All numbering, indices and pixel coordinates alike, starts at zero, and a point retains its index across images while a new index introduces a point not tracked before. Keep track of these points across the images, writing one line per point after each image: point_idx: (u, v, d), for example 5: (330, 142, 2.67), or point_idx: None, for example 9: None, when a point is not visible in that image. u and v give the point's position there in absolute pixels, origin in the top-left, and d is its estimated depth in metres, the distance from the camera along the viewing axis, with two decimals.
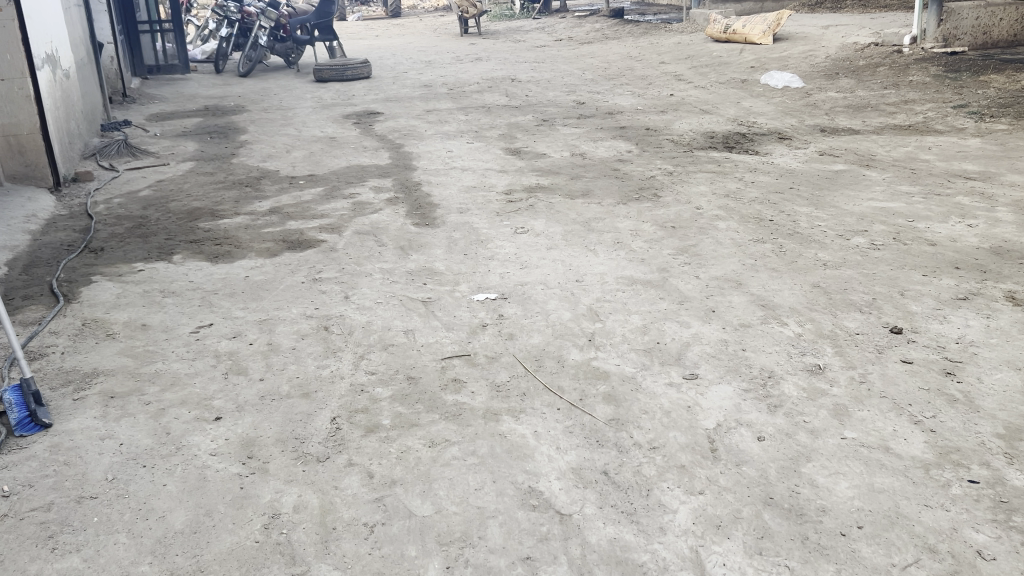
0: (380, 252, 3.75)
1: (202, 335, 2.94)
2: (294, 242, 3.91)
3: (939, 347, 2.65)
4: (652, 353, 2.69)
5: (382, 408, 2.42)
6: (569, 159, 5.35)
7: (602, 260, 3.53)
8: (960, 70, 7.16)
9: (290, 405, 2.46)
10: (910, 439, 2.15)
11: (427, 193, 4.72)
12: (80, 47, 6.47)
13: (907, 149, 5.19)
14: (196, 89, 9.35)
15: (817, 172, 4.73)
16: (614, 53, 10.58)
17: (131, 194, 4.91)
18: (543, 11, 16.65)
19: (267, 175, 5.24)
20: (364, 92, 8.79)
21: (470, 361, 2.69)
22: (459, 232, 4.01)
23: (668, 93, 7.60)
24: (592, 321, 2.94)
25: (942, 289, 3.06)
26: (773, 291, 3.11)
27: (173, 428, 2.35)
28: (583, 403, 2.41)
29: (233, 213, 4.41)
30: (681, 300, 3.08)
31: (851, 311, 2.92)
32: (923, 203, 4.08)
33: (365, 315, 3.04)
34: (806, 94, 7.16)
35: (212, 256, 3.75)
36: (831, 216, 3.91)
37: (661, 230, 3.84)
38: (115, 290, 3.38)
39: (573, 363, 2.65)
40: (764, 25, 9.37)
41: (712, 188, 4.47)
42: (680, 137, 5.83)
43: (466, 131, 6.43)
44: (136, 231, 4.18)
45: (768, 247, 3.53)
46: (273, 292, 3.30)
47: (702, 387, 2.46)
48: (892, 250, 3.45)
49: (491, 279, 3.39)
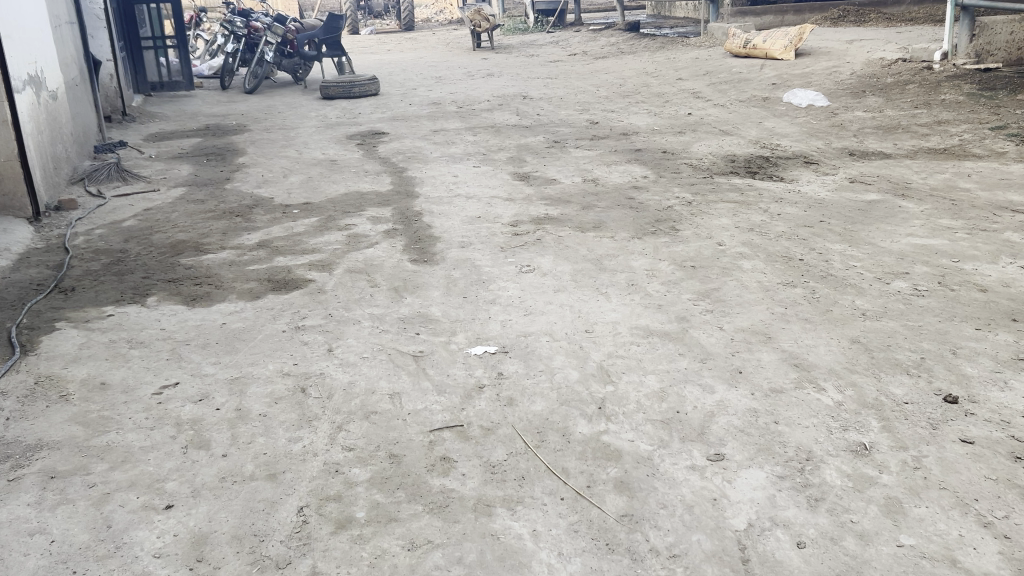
0: (372, 294, 3.43)
1: (165, 397, 2.62)
2: (280, 282, 3.59)
3: (1002, 422, 2.29)
4: (670, 427, 2.34)
5: (358, 495, 2.10)
6: (581, 185, 5.02)
7: (615, 306, 3.19)
8: (997, 88, 6.77)
9: (253, 489, 2.14)
10: (981, 548, 1.80)
11: (428, 224, 4.40)
12: (71, 67, 6.18)
13: (945, 176, 4.82)
14: (198, 107, 9.09)
15: (848, 203, 4.38)
16: (630, 68, 10.29)
17: (114, 224, 4.62)
18: (558, 24, 16.41)
19: (260, 203, 4.94)
20: (370, 110, 8.50)
21: (462, 434, 2.35)
22: (459, 271, 3.68)
23: (685, 112, 7.26)
24: (603, 383, 2.60)
25: (1000, 347, 2.70)
26: (807, 348, 2.76)
27: (115, 519, 2.03)
28: (590, 491, 2.08)
29: (218, 247, 4.11)
30: (703, 357, 2.74)
31: (896, 373, 2.57)
32: (969, 240, 3.72)
33: (348, 373, 2.72)
34: (832, 114, 6.82)
35: (190, 297, 3.45)
36: (866, 255, 3.57)
37: (680, 270, 3.51)
38: (78, 339, 3.07)
39: (580, 438, 2.31)
40: (786, 39, 9.02)
41: (734, 220, 4.14)
42: (699, 161, 5.50)
43: (473, 154, 6.12)
44: (112, 267, 3.88)
45: (799, 293, 3.19)
46: (250, 343, 2.98)
47: (730, 472, 2.13)
48: (938, 297, 3.09)
49: (491, 328, 3.06)
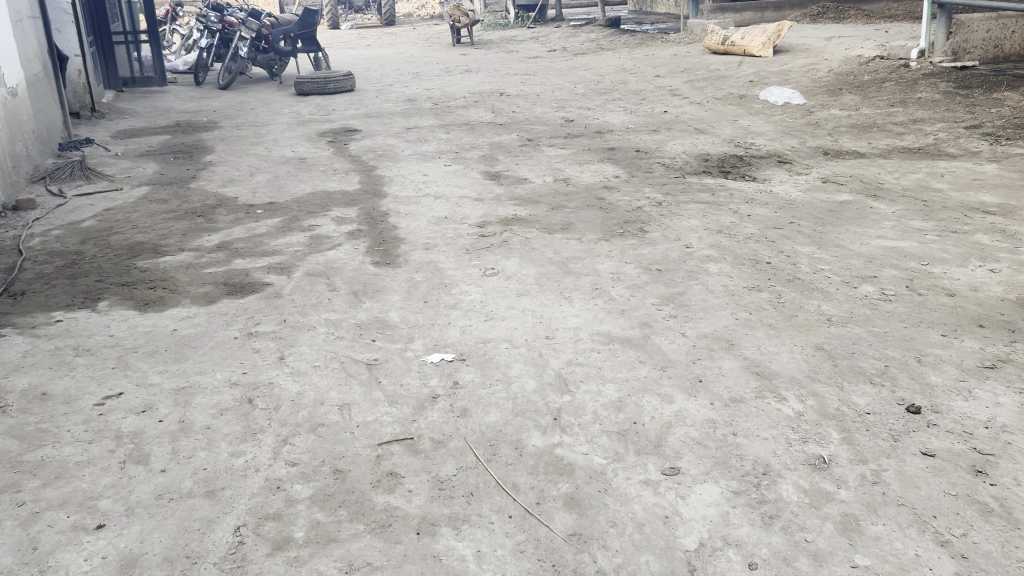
0: (330, 298, 3.34)
1: (107, 408, 2.52)
2: (237, 286, 3.50)
3: (964, 433, 2.23)
4: (626, 440, 2.27)
5: (299, 513, 2.02)
6: (551, 185, 4.94)
7: (578, 311, 3.12)
8: (972, 86, 6.74)
9: (189, 507, 2.05)
10: (937, 569, 1.74)
11: (393, 225, 4.31)
12: (34, 64, 6.03)
13: (918, 176, 4.78)
14: (170, 103, 8.96)
15: (819, 204, 4.32)
16: (609, 65, 10.21)
17: (72, 225, 4.51)
18: (539, 20, 16.33)
19: (223, 203, 4.84)
20: (344, 107, 8.38)
21: (411, 448, 2.28)
22: (422, 274, 3.60)
23: (661, 110, 7.20)
24: (560, 392, 2.53)
25: (966, 354, 2.65)
26: (770, 355, 2.70)
27: (42, 541, 1.94)
28: (539, 508, 2.00)
29: (176, 249, 4.01)
30: (664, 365, 2.67)
31: (860, 382, 2.51)
32: (939, 242, 3.67)
33: (298, 383, 2.63)
34: (808, 112, 6.77)
35: (143, 302, 3.35)
36: (835, 257, 3.52)
37: (646, 273, 3.44)
38: (22, 346, 2.96)
39: (532, 452, 2.24)
40: (764, 36, 8.98)
41: (704, 221, 4.08)
42: (672, 160, 5.44)
43: (445, 152, 6.03)
44: (65, 270, 3.77)
45: (765, 297, 3.13)
46: (200, 351, 2.89)
47: (684, 487, 2.06)
48: (905, 302, 3.04)
49: (450, 335, 2.98)
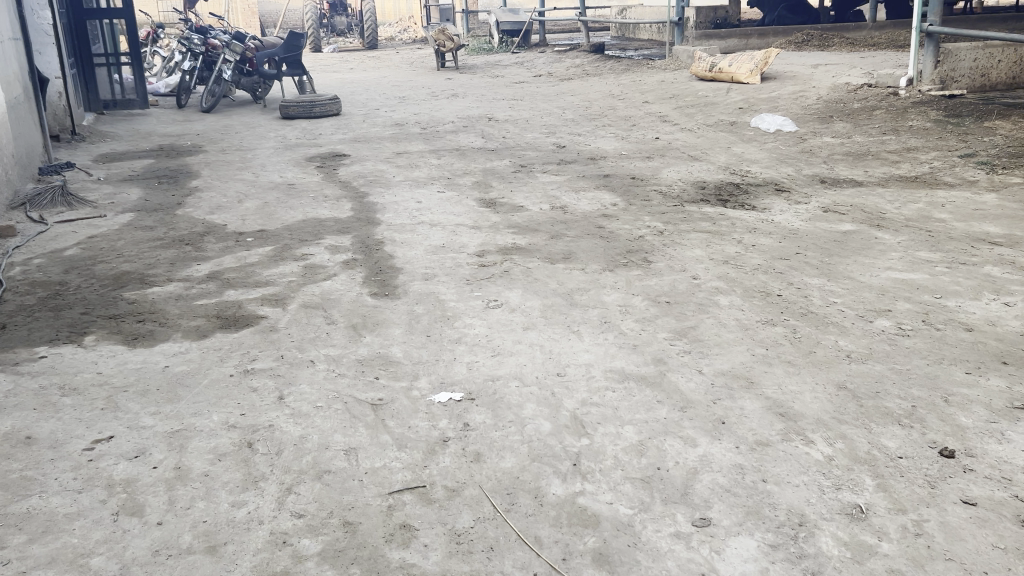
0: (328, 332, 3.21)
1: (97, 454, 2.37)
2: (229, 319, 3.36)
3: (1003, 479, 2.14)
4: (652, 487, 2.16)
5: (308, 572, 1.88)
6: (548, 213, 4.84)
7: (588, 346, 3.01)
8: (963, 114, 6.75)
9: (190, 565, 1.91)
10: None
11: (389, 254, 4.19)
12: (14, 86, 5.88)
13: (919, 206, 4.73)
14: (152, 126, 8.80)
15: (823, 234, 4.26)
16: (596, 90, 10.19)
17: (54, 254, 4.35)
18: (522, 45, 16.35)
19: (212, 231, 4.70)
20: (331, 131, 8.26)
21: (425, 497, 2.15)
22: (423, 306, 3.48)
23: (653, 137, 7.15)
24: (577, 435, 2.41)
25: (993, 393, 2.57)
26: (792, 394, 2.60)
27: None
28: (566, 565, 1.88)
29: (165, 280, 3.86)
30: (683, 405, 2.56)
31: (888, 423, 2.42)
32: (949, 274, 3.61)
33: (300, 426, 2.50)
34: (801, 139, 6.74)
35: (131, 336, 3.20)
36: (846, 290, 3.44)
37: (654, 306, 3.34)
38: (4, 385, 2.80)
39: (553, 501, 2.12)
40: (751, 63, 8.98)
41: (708, 251, 4.00)
42: (669, 188, 5.36)
43: (437, 178, 5.92)
44: (48, 302, 3.62)
45: (780, 332, 3.04)
46: (194, 390, 2.75)
47: (718, 540, 1.95)
48: (924, 337, 2.96)
49: (456, 372, 2.86)
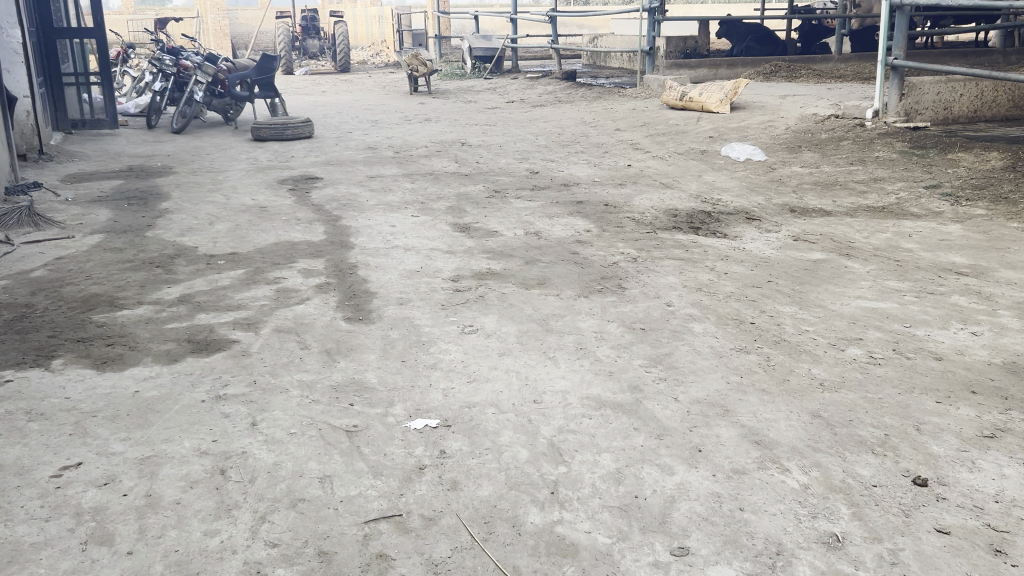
0: (301, 357, 3.18)
1: (66, 481, 2.32)
2: (201, 343, 3.32)
3: (975, 508, 2.17)
4: (629, 516, 2.16)
5: None
6: (523, 239, 4.85)
7: (564, 373, 3.01)
8: (926, 146, 6.90)
9: None
10: None
11: (363, 278, 4.17)
12: None
13: (887, 236, 4.81)
14: (121, 146, 8.71)
15: (794, 262, 4.31)
16: (568, 117, 10.28)
17: (20, 275, 4.27)
18: (494, 70, 16.46)
19: (183, 253, 4.65)
20: (303, 154, 8.24)
21: (401, 526, 2.13)
22: (398, 331, 3.46)
23: (625, 164, 7.22)
24: (554, 463, 2.41)
25: (963, 422, 2.60)
26: (767, 422, 2.62)
27: None
28: None
29: (135, 302, 3.81)
30: (659, 433, 2.57)
31: (862, 452, 2.44)
32: (918, 304, 3.66)
33: (274, 452, 2.47)
34: (770, 168, 6.85)
35: (100, 360, 3.15)
36: (818, 318, 3.48)
37: (629, 333, 3.36)
38: None
39: (531, 530, 2.11)
40: (721, 93, 9.09)
41: (681, 279, 4.03)
42: (642, 215, 5.40)
43: (411, 202, 5.92)
44: (14, 324, 3.55)
45: (754, 360, 3.07)
46: (165, 416, 2.70)
47: (696, 569, 1.95)
48: (895, 366, 3.00)
49: (432, 399, 2.84)
